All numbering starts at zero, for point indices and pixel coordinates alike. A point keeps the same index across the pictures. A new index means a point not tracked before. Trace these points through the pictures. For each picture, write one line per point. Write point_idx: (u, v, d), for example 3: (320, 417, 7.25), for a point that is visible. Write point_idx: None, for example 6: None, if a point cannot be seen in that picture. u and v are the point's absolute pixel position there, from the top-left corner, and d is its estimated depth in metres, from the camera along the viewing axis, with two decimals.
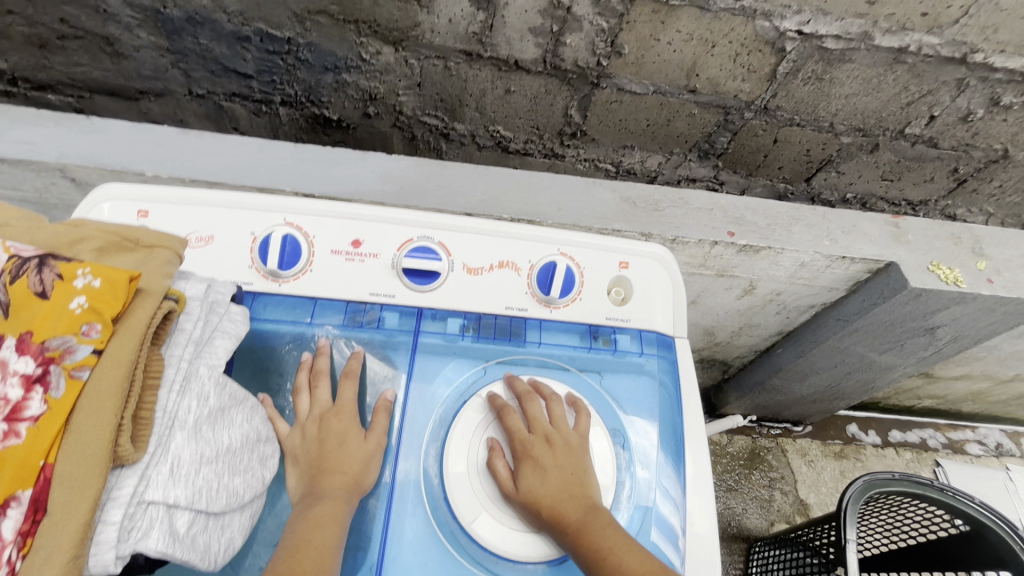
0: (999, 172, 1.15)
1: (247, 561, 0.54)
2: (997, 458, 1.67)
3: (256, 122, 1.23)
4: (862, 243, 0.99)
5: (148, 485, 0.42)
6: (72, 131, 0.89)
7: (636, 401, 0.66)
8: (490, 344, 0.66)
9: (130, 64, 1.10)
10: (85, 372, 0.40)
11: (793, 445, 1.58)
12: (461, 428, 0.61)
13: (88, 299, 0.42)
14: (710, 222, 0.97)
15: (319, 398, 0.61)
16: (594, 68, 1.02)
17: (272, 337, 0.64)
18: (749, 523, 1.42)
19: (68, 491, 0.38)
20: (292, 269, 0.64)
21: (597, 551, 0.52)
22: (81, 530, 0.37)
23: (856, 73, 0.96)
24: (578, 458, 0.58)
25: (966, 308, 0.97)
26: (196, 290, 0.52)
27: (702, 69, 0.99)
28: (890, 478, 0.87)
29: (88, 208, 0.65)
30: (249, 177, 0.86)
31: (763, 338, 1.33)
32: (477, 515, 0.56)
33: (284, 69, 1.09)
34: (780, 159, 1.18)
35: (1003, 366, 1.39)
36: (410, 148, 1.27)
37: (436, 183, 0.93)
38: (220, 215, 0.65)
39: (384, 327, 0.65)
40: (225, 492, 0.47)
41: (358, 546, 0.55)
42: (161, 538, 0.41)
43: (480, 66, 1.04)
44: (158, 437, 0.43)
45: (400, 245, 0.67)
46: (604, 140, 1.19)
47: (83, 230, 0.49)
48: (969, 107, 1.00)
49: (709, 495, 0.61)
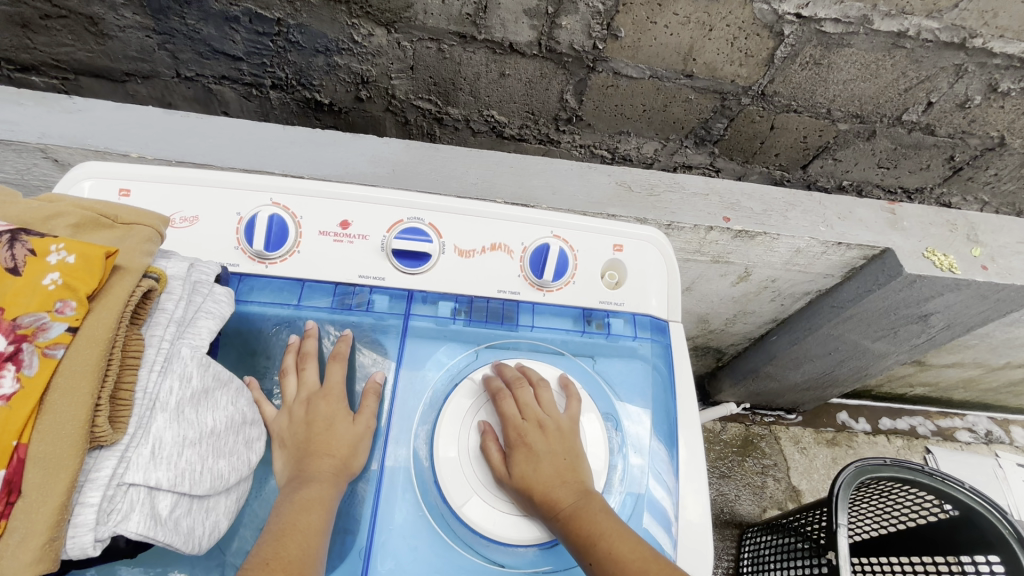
0: (994, 160, 1.14)
1: (233, 544, 0.52)
2: (987, 445, 1.68)
3: (246, 105, 1.21)
4: (857, 229, 0.98)
5: (127, 467, 0.41)
6: (54, 111, 0.86)
7: (628, 386, 0.66)
8: (482, 327, 0.66)
9: (115, 44, 1.07)
10: (59, 350, 0.39)
11: (786, 433, 1.59)
12: (452, 412, 0.60)
13: (62, 275, 0.40)
14: (705, 207, 0.95)
15: (306, 380, 0.60)
16: (590, 51, 1.00)
17: (259, 319, 0.63)
18: (742, 509, 1.42)
19: (43, 473, 0.37)
20: (279, 251, 0.63)
21: (589, 537, 0.51)
22: (58, 512, 0.37)
23: (854, 58, 0.95)
24: (570, 444, 0.57)
25: (960, 295, 0.96)
26: (178, 269, 0.50)
27: (699, 54, 0.97)
28: (882, 464, 0.87)
29: (68, 186, 0.63)
30: (237, 159, 0.84)
31: (758, 325, 1.33)
32: (467, 499, 0.55)
33: (274, 51, 1.07)
34: (776, 146, 1.16)
35: (995, 354, 1.39)
36: (403, 132, 1.25)
37: (429, 166, 0.91)
38: (205, 194, 0.63)
39: (373, 310, 0.64)
40: (209, 475, 0.46)
41: (347, 530, 0.54)
42: (142, 521, 0.41)
43: (475, 49, 1.02)
44: (139, 419, 0.42)
45: (390, 226, 0.65)
46: (600, 126, 1.17)
47: (58, 206, 0.47)
48: (967, 94, 0.99)
49: (703, 481, 0.61)
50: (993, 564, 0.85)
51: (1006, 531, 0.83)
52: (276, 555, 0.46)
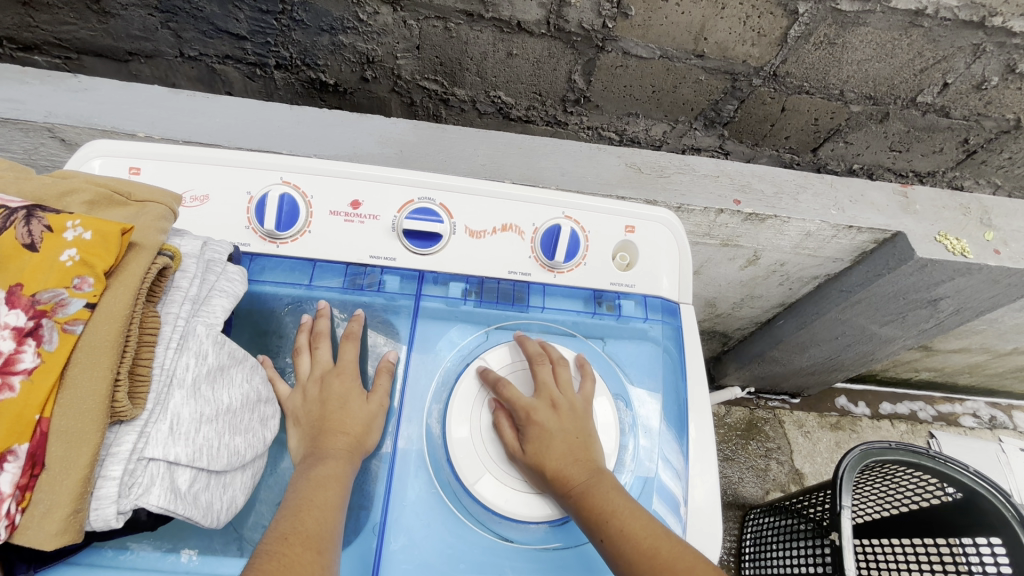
0: (1009, 143, 1.12)
1: (250, 518, 0.54)
2: (990, 430, 1.69)
3: (251, 86, 1.20)
4: (869, 212, 0.97)
5: (147, 443, 0.41)
6: (60, 90, 0.86)
7: (639, 368, 0.66)
8: (493, 308, 0.66)
9: (117, 23, 1.05)
10: (79, 326, 0.39)
11: (790, 417, 1.60)
12: (464, 392, 0.60)
13: (80, 251, 0.40)
14: (716, 190, 0.94)
15: (320, 358, 0.60)
16: (599, 30, 0.98)
17: (270, 299, 0.63)
18: (745, 491, 1.44)
19: (66, 447, 0.37)
20: (289, 231, 0.62)
21: (601, 513, 0.52)
22: (81, 485, 0.38)
23: (870, 38, 0.93)
24: (582, 422, 0.58)
25: (971, 279, 0.95)
26: (192, 248, 0.50)
27: (710, 33, 0.96)
28: (887, 447, 0.87)
29: (78, 164, 0.63)
30: (244, 139, 0.83)
31: (765, 309, 1.32)
32: (479, 476, 0.56)
33: (278, 30, 1.05)
34: (787, 128, 1.15)
35: (1002, 339, 1.39)
36: (408, 113, 1.24)
37: (437, 147, 0.90)
38: (215, 174, 0.63)
39: (385, 291, 0.64)
40: (226, 451, 0.46)
41: (361, 506, 0.55)
42: (163, 495, 0.41)
43: (482, 28, 1.00)
44: (156, 395, 0.43)
45: (401, 207, 0.65)
46: (608, 107, 1.16)
47: (72, 182, 0.47)
48: (984, 75, 0.97)
49: (711, 464, 0.61)
50: (995, 546, 0.86)
51: (1010, 515, 0.84)
52: (295, 530, 0.46)
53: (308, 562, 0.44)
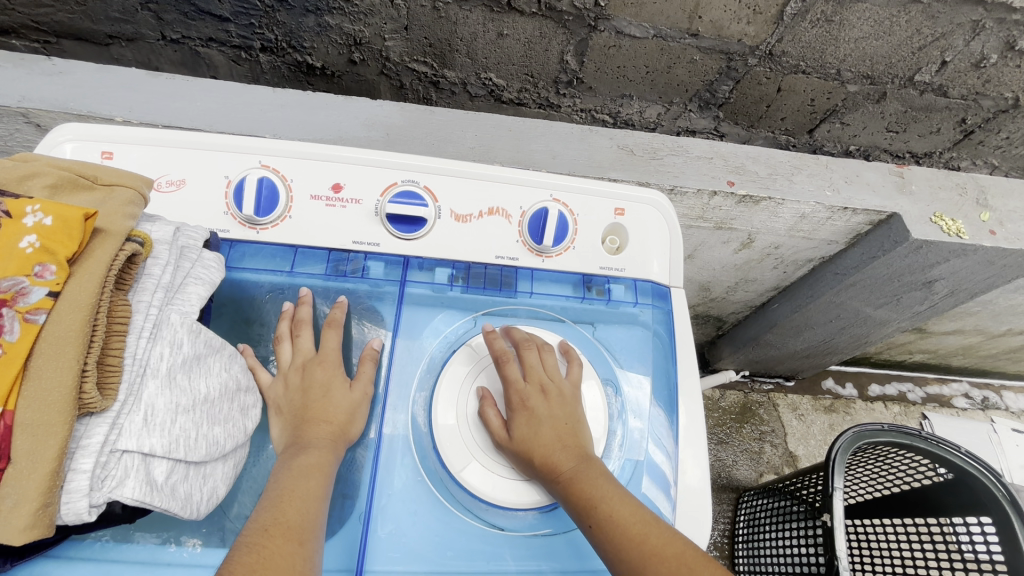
0: (1007, 123, 1.11)
1: (233, 508, 0.53)
2: (982, 411, 1.70)
3: (236, 69, 1.17)
4: (864, 193, 0.96)
5: (120, 434, 0.41)
6: (34, 73, 0.83)
7: (628, 352, 0.65)
8: (480, 294, 0.65)
9: (95, 5, 1.01)
10: (41, 315, 0.38)
11: (785, 400, 1.60)
12: (451, 378, 0.59)
13: (40, 238, 0.39)
14: (709, 171, 0.93)
15: (302, 346, 0.59)
16: (591, 9, 0.95)
17: (250, 285, 0.62)
18: (739, 474, 1.44)
19: (31, 440, 0.36)
20: (269, 216, 0.61)
21: (589, 500, 0.51)
22: (49, 478, 0.36)
23: (868, 14, 0.90)
24: (571, 409, 0.57)
25: (966, 261, 0.94)
26: (163, 233, 0.49)
27: (705, 11, 0.93)
28: (880, 428, 0.86)
29: (48, 147, 0.61)
30: (225, 123, 0.81)
31: (759, 293, 1.32)
32: (466, 464, 0.55)
33: (263, 11, 1.02)
34: (783, 109, 1.13)
35: (997, 321, 1.38)
36: (397, 96, 1.21)
37: (426, 130, 0.88)
38: (192, 158, 0.61)
39: (369, 277, 0.63)
40: (204, 441, 0.45)
41: (346, 495, 0.54)
42: (138, 487, 0.40)
43: (471, 8, 0.97)
44: (129, 385, 0.42)
45: (383, 190, 0.63)
46: (602, 89, 1.13)
47: (33, 166, 0.45)
48: (982, 53, 0.95)
49: (703, 445, 0.61)
50: (985, 524, 0.86)
51: (1000, 493, 0.84)
52: (276, 521, 0.45)
53: (289, 552, 0.44)
